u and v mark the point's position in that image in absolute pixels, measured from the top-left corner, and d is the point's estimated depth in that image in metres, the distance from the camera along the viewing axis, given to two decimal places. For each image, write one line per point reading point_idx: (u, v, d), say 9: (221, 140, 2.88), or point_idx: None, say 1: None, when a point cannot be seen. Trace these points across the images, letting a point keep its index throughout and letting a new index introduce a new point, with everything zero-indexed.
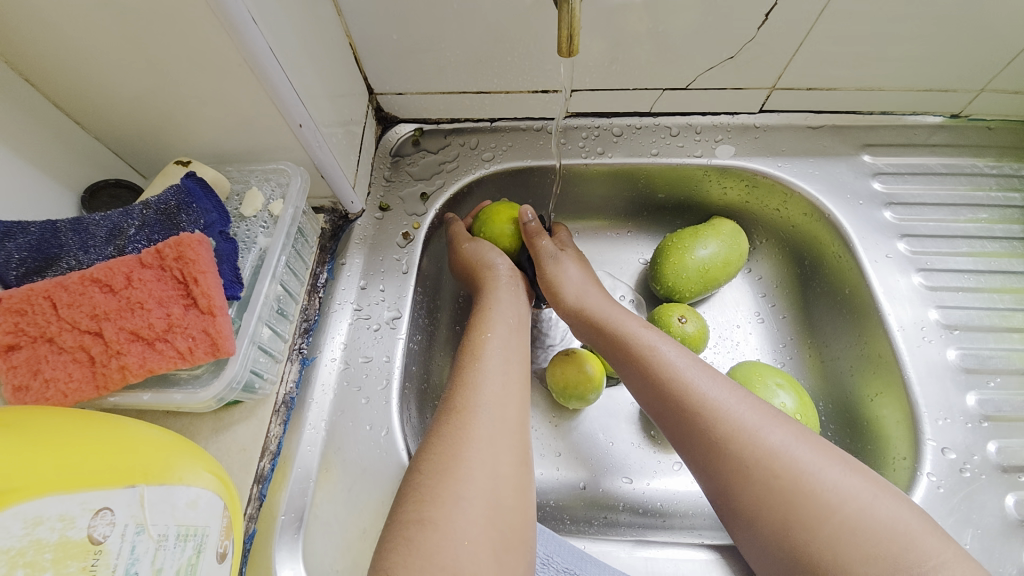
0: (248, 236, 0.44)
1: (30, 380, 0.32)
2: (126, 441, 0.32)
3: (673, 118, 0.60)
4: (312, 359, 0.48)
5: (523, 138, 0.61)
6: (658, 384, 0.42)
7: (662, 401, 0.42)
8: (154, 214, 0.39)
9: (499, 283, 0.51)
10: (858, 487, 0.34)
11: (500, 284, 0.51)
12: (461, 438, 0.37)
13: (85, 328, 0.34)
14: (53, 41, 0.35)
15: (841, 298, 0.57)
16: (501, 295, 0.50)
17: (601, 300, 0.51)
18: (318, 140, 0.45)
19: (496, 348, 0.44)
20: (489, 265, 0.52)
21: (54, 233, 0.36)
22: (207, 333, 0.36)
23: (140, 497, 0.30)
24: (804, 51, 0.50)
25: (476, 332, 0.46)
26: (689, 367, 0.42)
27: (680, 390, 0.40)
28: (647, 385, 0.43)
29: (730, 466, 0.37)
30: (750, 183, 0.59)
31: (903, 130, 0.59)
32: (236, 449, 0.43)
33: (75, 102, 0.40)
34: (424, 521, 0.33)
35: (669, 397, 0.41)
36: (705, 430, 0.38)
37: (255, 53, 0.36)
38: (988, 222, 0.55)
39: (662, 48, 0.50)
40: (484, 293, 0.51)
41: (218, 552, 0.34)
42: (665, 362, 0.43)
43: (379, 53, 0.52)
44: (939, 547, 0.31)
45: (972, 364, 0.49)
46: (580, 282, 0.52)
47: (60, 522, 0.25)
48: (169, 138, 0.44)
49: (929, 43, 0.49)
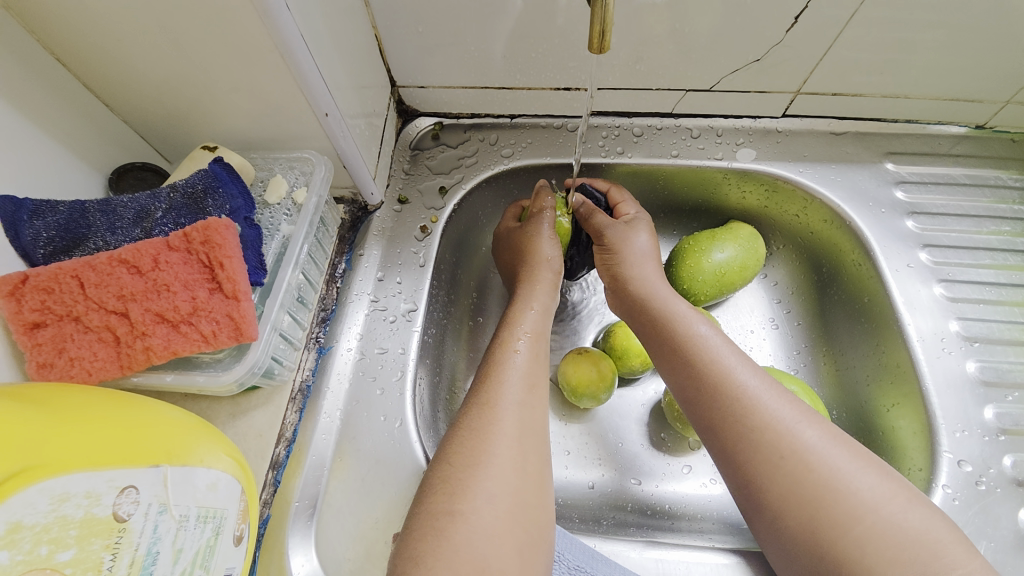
0: (272, 223, 0.44)
1: (55, 357, 0.33)
2: (150, 421, 0.32)
3: (695, 120, 0.59)
4: (328, 348, 0.49)
5: (543, 135, 0.61)
6: (694, 372, 0.42)
7: (694, 389, 0.41)
8: (181, 198, 0.39)
9: (542, 278, 0.51)
10: (889, 492, 0.34)
11: (543, 280, 0.51)
12: (489, 433, 0.37)
13: (112, 308, 0.34)
14: (87, 22, 0.35)
15: (860, 307, 0.56)
16: (540, 293, 0.50)
17: (651, 275, 0.50)
18: (343, 130, 0.45)
19: (529, 346, 0.44)
20: (544, 261, 0.51)
21: (82, 214, 0.37)
22: (231, 317, 0.36)
23: (163, 477, 0.30)
24: (832, 56, 0.50)
25: (512, 330, 0.46)
26: (728, 356, 0.41)
27: (718, 379, 0.40)
28: (683, 374, 0.42)
29: (760, 457, 0.36)
30: (770, 188, 0.59)
31: (927, 140, 0.58)
32: (253, 435, 0.43)
33: (105, 83, 0.40)
34: (454, 513, 0.33)
35: (703, 386, 0.41)
36: (738, 420, 0.38)
37: (286, 40, 0.36)
38: (1010, 235, 0.54)
39: (689, 49, 0.50)
40: (525, 287, 0.50)
41: (235, 536, 0.35)
42: (703, 349, 0.42)
43: (403, 45, 0.51)
44: (966, 559, 0.31)
45: (991, 377, 0.49)
46: (637, 256, 0.51)
47: (85, 499, 0.26)
48: (195, 122, 0.44)
49: (960, 52, 0.48)
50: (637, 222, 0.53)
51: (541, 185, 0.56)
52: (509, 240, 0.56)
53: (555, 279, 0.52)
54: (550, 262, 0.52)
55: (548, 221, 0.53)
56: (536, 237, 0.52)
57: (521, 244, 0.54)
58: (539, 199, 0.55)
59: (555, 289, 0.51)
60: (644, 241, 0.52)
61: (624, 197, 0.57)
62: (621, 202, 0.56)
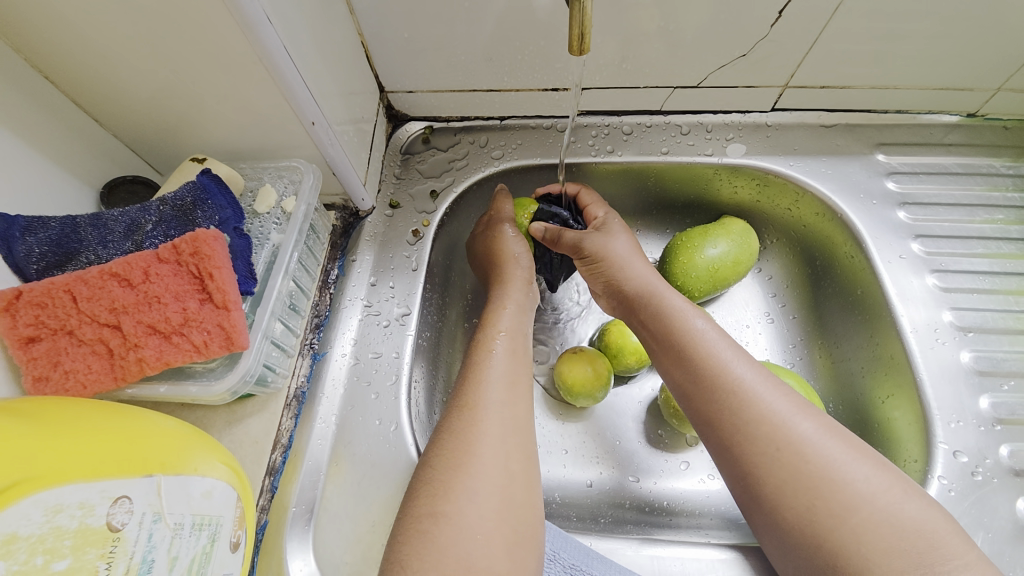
0: (262, 232, 0.44)
1: (50, 371, 0.33)
2: (144, 431, 0.33)
3: (684, 117, 0.59)
4: (323, 354, 0.49)
5: (532, 136, 0.61)
6: (690, 366, 0.41)
7: (691, 384, 0.41)
8: (171, 210, 0.39)
9: (512, 277, 0.51)
10: (885, 484, 0.34)
11: (515, 278, 0.51)
12: (471, 434, 0.37)
13: (104, 321, 0.34)
14: (74, 40, 0.35)
15: (854, 299, 0.56)
16: (512, 292, 0.50)
17: (646, 272, 0.49)
18: (331, 138, 0.46)
19: (505, 344, 0.44)
20: (514, 258, 0.52)
21: (74, 229, 0.37)
22: (222, 327, 0.36)
23: (157, 486, 0.30)
24: (818, 49, 0.50)
25: (487, 331, 0.46)
26: (724, 350, 0.41)
27: (713, 372, 0.40)
28: (678, 369, 0.42)
29: (757, 450, 0.36)
30: (762, 182, 0.59)
31: (919, 130, 0.58)
32: (249, 442, 0.44)
33: (93, 99, 0.41)
34: (437, 515, 0.33)
35: (700, 380, 0.40)
36: (734, 413, 0.38)
37: (270, 51, 0.36)
38: (1004, 223, 0.54)
39: (674, 46, 0.50)
40: (497, 288, 0.51)
41: (232, 542, 0.35)
42: (699, 343, 0.42)
43: (390, 51, 0.52)
44: (962, 549, 0.31)
45: (985, 366, 0.48)
46: (625, 257, 0.50)
47: (80, 510, 0.26)
48: (184, 135, 0.44)
49: (947, 41, 0.48)
50: (610, 228, 0.53)
51: (501, 189, 0.58)
52: (476, 243, 0.56)
53: (527, 276, 0.53)
54: (519, 259, 0.53)
55: (509, 226, 0.54)
56: (500, 238, 0.54)
57: (489, 247, 0.54)
58: (496, 205, 0.56)
59: (529, 284, 0.52)
60: (622, 244, 0.52)
61: (593, 197, 0.57)
62: (591, 203, 0.56)
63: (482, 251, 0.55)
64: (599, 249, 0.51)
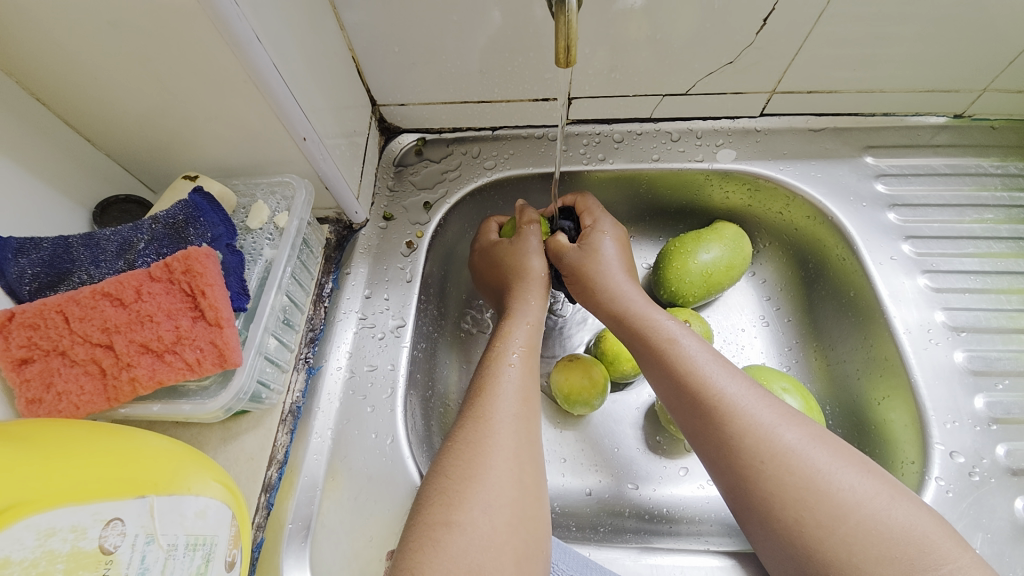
0: (255, 248, 0.45)
1: (43, 393, 0.33)
2: (135, 452, 0.33)
3: (673, 123, 0.60)
4: (318, 367, 0.49)
5: (524, 146, 0.61)
6: (678, 379, 0.41)
7: (679, 397, 0.41)
8: (163, 228, 0.40)
9: (533, 291, 0.51)
10: (873, 490, 0.34)
11: (534, 292, 0.51)
12: (484, 446, 0.37)
13: (96, 341, 0.34)
14: (65, 64, 0.36)
15: (846, 300, 0.56)
16: (534, 305, 0.50)
17: (629, 286, 0.49)
18: (322, 152, 0.46)
19: (523, 360, 0.44)
20: (537, 275, 0.51)
21: (66, 249, 0.37)
22: (215, 344, 0.36)
23: (149, 507, 0.30)
24: (803, 55, 0.50)
25: (505, 344, 0.45)
26: (707, 363, 0.41)
27: (699, 385, 0.40)
28: (668, 382, 0.42)
29: (747, 460, 0.36)
30: (752, 187, 0.60)
31: (906, 132, 0.58)
32: (244, 459, 0.44)
33: (87, 121, 0.41)
34: (451, 524, 0.33)
35: (687, 394, 0.40)
36: (724, 424, 0.38)
37: (260, 70, 0.37)
38: (994, 223, 0.55)
39: (662, 55, 0.50)
40: (514, 300, 0.50)
41: (227, 562, 0.35)
42: (691, 356, 0.42)
43: (381, 66, 0.52)
44: (956, 553, 0.31)
45: (980, 366, 0.49)
46: (613, 267, 0.51)
47: (72, 533, 0.26)
48: (178, 153, 0.45)
49: (929, 45, 0.49)
50: (599, 232, 0.53)
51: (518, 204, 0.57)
52: (495, 255, 0.55)
53: (546, 286, 0.52)
54: (537, 273, 0.52)
55: (536, 239, 0.53)
56: (525, 254, 0.52)
57: (506, 261, 0.53)
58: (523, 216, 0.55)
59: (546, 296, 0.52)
60: (610, 248, 0.52)
61: (588, 204, 0.56)
62: (586, 210, 0.56)
63: (499, 263, 0.54)
64: (594, 257, 0.51)
